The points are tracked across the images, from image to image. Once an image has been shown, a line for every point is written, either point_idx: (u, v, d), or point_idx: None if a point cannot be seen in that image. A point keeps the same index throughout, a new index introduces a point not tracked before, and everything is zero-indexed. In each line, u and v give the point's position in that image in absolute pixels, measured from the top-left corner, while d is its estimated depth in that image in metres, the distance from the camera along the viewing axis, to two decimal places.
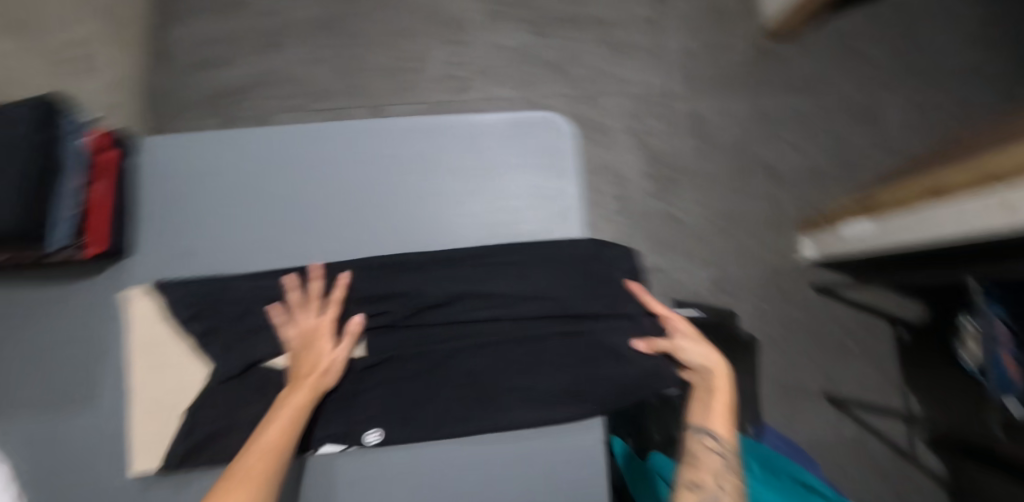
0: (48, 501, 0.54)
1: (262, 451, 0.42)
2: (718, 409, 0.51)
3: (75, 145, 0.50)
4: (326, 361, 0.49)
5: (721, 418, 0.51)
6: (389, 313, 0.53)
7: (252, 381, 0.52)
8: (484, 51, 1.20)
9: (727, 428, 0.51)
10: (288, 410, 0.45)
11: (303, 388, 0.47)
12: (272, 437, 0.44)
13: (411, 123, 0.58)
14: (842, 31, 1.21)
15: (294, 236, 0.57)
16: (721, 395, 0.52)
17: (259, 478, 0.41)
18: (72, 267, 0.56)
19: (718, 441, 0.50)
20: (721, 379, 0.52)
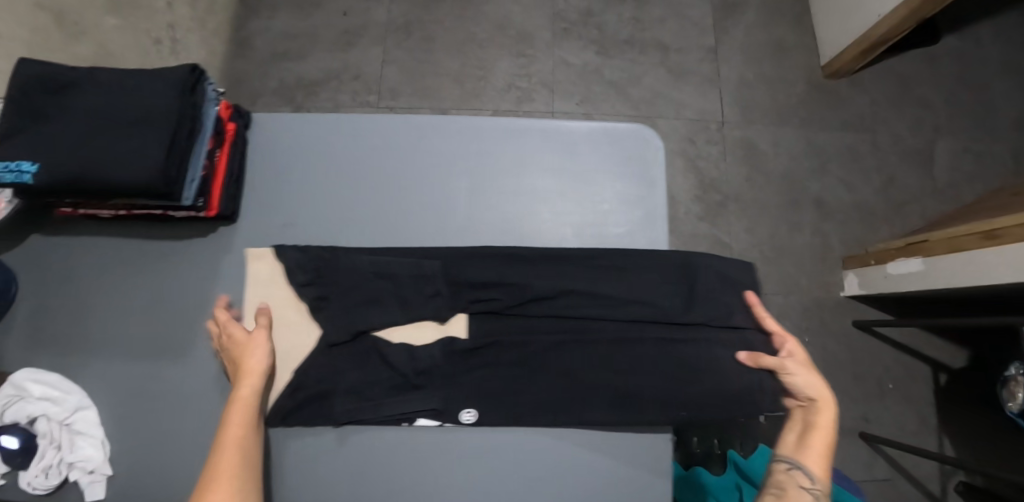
0: (142, 443, 0.57)
1: (230, 446, 0.45)
2: (814, 444, 0.50)
3: (209, 112, 0.54)
4: (257, 347, 0.50)
5: (817, 455, 0.49)
6: (497, 300, 0.55)
7: (359, 350, 0.53)
8: (548, 66, 1.27)
9: (822, 466, 0.49)
10: (240, 400, 0.47)
11: (244, 378, 0.49)
12: (235, 432, 0.46)
13: (512, 123, 0.62)
14: (902, 73, 1.23)
15: (392, 218, 0.59)
16: (819, 430, 0.50)
17: (234, 469, 0.44)
18: (190, 225, 0.60)
19: (808, 476, 0.48)
20: (822, 413, 0.51)
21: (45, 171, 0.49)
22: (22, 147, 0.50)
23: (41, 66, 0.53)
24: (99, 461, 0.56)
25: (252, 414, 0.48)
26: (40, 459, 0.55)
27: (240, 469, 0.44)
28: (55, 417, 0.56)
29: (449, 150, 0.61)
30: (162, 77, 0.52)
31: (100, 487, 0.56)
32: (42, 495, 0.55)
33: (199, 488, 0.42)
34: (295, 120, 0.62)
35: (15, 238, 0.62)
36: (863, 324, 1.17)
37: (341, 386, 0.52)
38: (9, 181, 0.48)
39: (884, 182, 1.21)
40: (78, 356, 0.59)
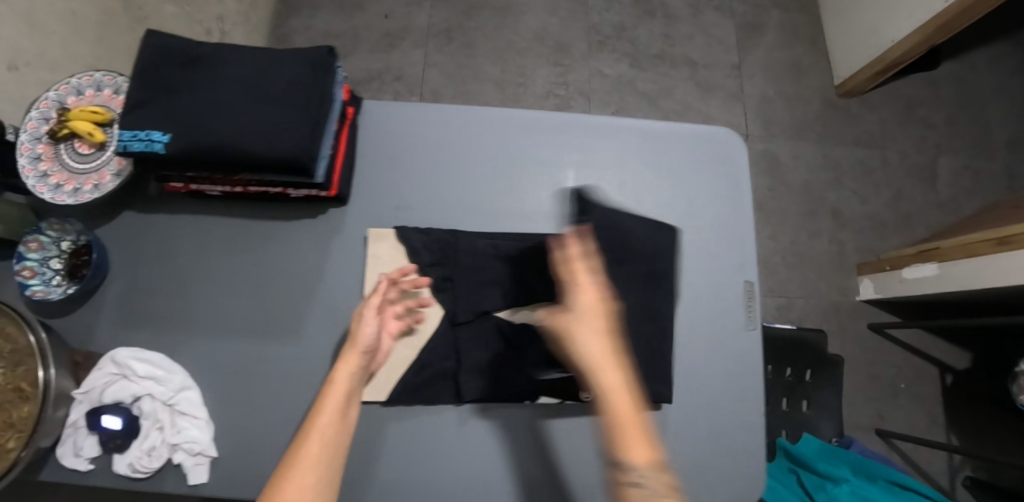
0: (249, 424, 0.57)
1: (324, 430, 0.42)
2: (603, 413, 0.39)
3: (338, 94, 0.55)
4: (369, 328, 0.50)
5: (614, 426, 0.38)
6: (613, 286, 0.58)
7: (483, 328, 0.57)
8: (584, 76, 1.32)
9: (625, 436, 0.38)
10: (339, 384, 0.46)
11: (346, 361, 0.48)
12: (331, 416, 0.43)
13: (616, 122, 0.66)
14: (906, 95, 1.35)
15: (504, 204, 0.62)
16: (606, 389, 0.40)
17: (323, 452, 0.40)
18: (300, 206, 0.60)
19: (623, 462, 0.37)
20: (597, 365, 0.41)
21: (181, 140, 0.49)
22: (155, 117, 0.49)
23: (169, 38, 0.53)
24: (205, 444, 0.54)
25: (349, 402, 0.45)
26: (145, 439, 0.53)
27: (330, 456, 0.40)
28: (159, 397, 0.54)
29: (555, 143, 0.64)
30: (298, 57, 0.53)
31: (204, 470, 0.55)
32: (140, 479, 0.54)
33: (281, 467, 0.38)
34: (405, 107, 0.63)
35: (104, 214, 0.61)
36: (877, 326, 1.25)
37: (468, 363, 0.55)
38: (139, 150, 0.48)
39: (894, 195, 1.31)
40: (178, 336, 0.58)
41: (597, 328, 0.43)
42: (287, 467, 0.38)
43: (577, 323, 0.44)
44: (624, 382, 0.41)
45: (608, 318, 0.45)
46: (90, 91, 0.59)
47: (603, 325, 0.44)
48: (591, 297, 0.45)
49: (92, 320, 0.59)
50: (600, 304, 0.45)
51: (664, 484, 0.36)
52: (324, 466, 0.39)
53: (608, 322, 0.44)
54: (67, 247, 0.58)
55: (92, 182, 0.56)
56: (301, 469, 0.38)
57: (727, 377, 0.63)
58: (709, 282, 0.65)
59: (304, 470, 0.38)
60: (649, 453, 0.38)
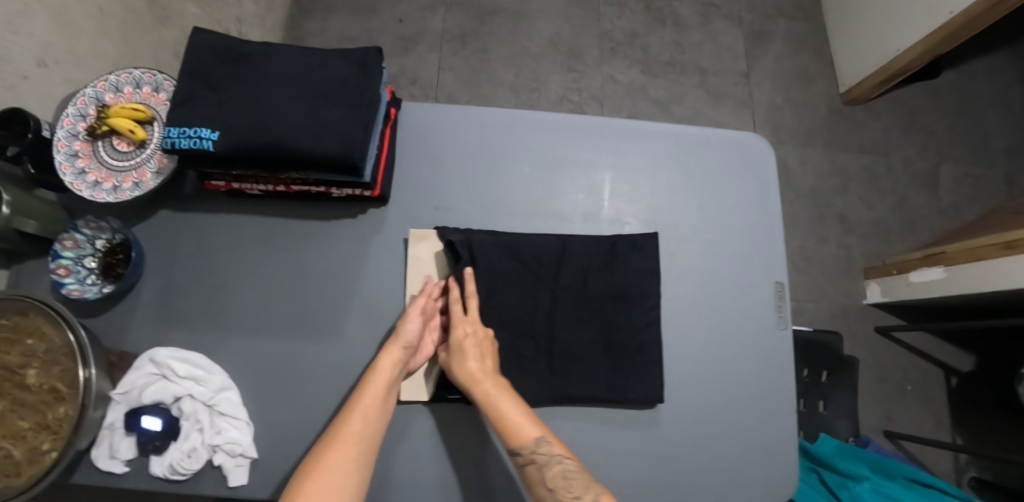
0: (288, 426, 0.56)
1: (362, 413, 0.49)
2: (496, 420, 0.50)
3: (383, 94, 0.56)
4: (412, 323, 0.53)
5: (507, 426, 0.50)
6: (647, 289, 0.60)
7: (525, 329, 0.58)
8: (598, 82, 1.33)
9: (518, 429, 0.50)
10: (381, 371, 0.51)
11: (389, 350, 0.52)
12: (370, 400, 0.49)
13: (649, 125, 0.67)
14: (909, 104, 1.38)
15: (541, 206, 0.63)
16: (495, 401, 0.51)
17: (359, 435, 0.47)
18: (339, 206, 0.60)
19: (518, 451, 0.49)
20: (484, 386, 0.51)
21: (230, 137, 0.49)
22: (204, 114, 0.49)
23: (217, 37, 0.53)
24: (246, 445, 0.54)
25: (389, 386, 0.51)
26: (185, 440, 0.52)
27: (363, 438, 0.48)
28: (199, 397, 0.53)
29: (591, 146, 0.65)
30: (346, 60, 0.54)
31: (244, 472, 0.54)
32: (179, 481, 0.53)
33: (321, 445, 0.46)
34: (443, 110, 0.64)
35: (140, 213, 0.60)
36: (884, 329, 1.27)
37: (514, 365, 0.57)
38: (187, 147, 0.48)
39: (898, 201, 1.34)
40: (216, 335, 0.58)
41: (478, 355, 0.54)
42: (331, 441, 0.46)
43: (461, 357, 0.53)
44: (502, 389, 0.52)
45: (486, 341, 0.55)
46: (128, 89, 0.59)
47: (483, 351, 0.54)
48: (473, 331, 0.55)
49: (127, 319, 0.58)
50: (480, 333, 0.55)
51: (554, 455, 0.49)
52: (357, 447, 0.47)
53: (485, 346, 0.55)
54: (102, 246, 0.57)
55: (131, 180, 0.56)
56: (339, 448, 0.46)
57: (760, 377, 0.64)
58: (742, 283, 0.65)
59: (343, 446, 0.46)
60: (538, 434, 0.50)
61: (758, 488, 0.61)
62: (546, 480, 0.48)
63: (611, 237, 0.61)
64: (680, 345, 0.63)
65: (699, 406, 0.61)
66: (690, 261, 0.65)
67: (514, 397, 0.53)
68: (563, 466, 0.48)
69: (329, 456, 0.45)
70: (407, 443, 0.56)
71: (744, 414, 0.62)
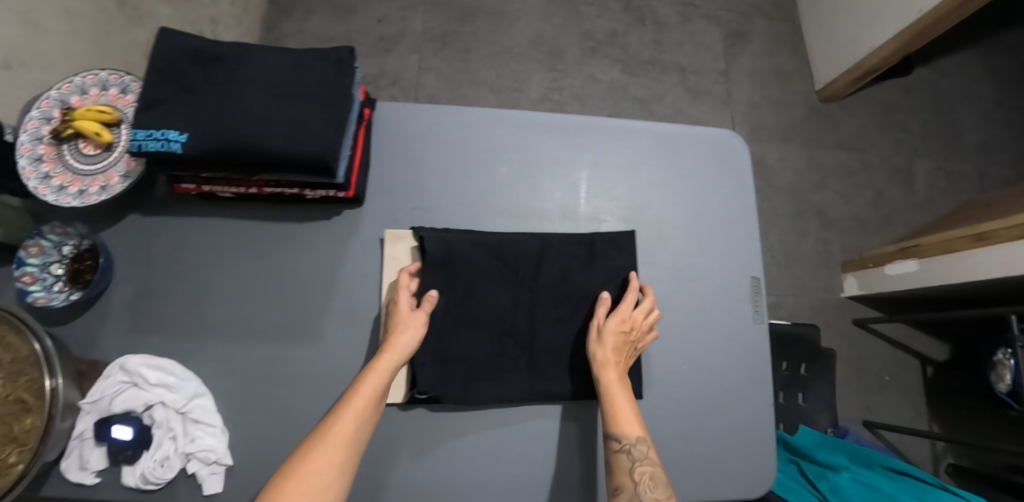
0: (261, 432, 0.55)
1: (352, 414, 0.48)
2: (608, 407, 0.54)
3: (357, 94, 0.56)
4: (409, 325, 0.54)
5: (616, 415, 0.54)
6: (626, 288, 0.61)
7: (502, 330, 0.58)
8: (579, 81, 1.34)
9: (623, 420, 0.53)
10: (377, 373, 0.51)
11: (389, 350, 0.52)
12: (362, 401, 0.49)
13: (627, 123, 0.68)
14: (882, 101, 1.42)
15: (520, 204, 0.62)
16: (612, 390, 0.55)
17: (347, 437, 0.47)
18: (313, 208, 0.60)
19: (619, 438, 0.53)
20: (608, 373, 0.55)
21: (199, 139, 0.48)
22: (173, 117, 0.49)
23: (184, 37, 0.52)
24: (220, 452, 0.53)
25: (383, 387, 0.51)
26: (158, 448, 0.52)
27: (353, 439, 0.47)
28: (172, 405, 0.53)
29: (569, 144, 0.65)
30: (316, 58, 0.53)
31: (219, 480, 0.53)
32: (151, 490, 0.52)
33: (308, 445, 0.46)
34: (419, 109, 0.63)
35: (108, 217, 0.59)
36: (862, 321, 1.29)
37: (491, 365, 0.57)
38: (155, 150, 0.47)
39: (874, 196, 1.37)
40: (188, 340, 0.57)
41: (622, 348, 0.56)
42: (318, 442, 0.46)
43: (612, 342, 0.56)
44: (624, 385, 0.56)
45: (634, 344, 0.58)
46: (94, 90, 0.57)
47: (627, 347, 0.57)
48: (631, 326, 0.57)
49: (96, 327, 0.57)
50: (635, 334, 0.57)
51: (648, 456, 0.52)
52: (343, 449, 0.46)
53: (631, 344, 0.57)
54: (69, 252, 0.56)
55: (98, 184, 0.55)
56: (325, 450, 0.45)
57: (737, 372, 0.64)
58: (721, 279, 0.66)
59: (330, 449, 0.46)
60: (641, 434, 0.53)
61: (738, 481, 0.61)
62: (634, 473, 0.51)
63: (589, 236, 0.61)
64: (659, 342, 0.63)
65: (679, 402, 0.62)
66: (668, 258, 0.65)
67: (630, 395, 0.56)
68: (653, 469, 0.51)
69: (311, 460, 0.44)
70: (384, 443, 0.56)
71: (724, 409, 0.63)
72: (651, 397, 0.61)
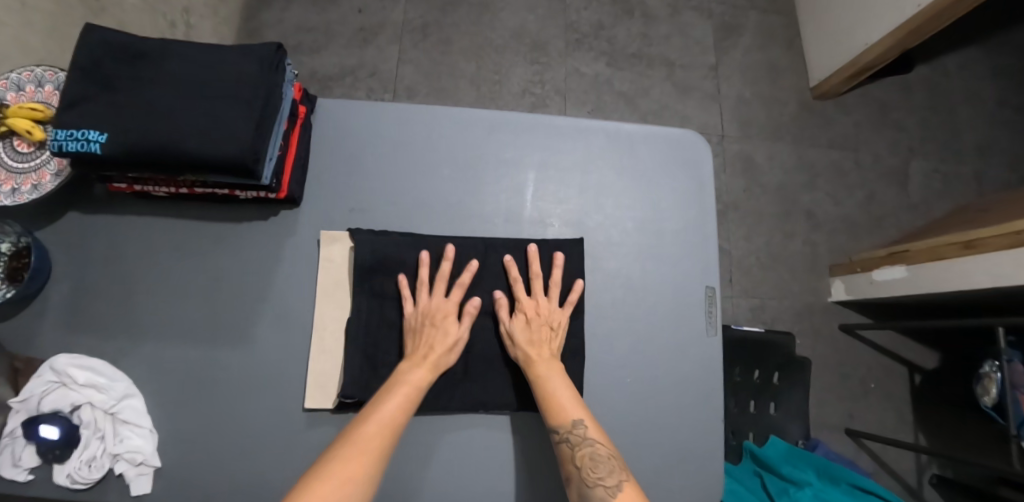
0: (190, 434, 0.54)
1: (381, 422, 0.47)
2: (542, 399, 0.53)
3: (287, 92, 0.55)
4: (451, 341, 0.54)
5: (549, 404, 0.52)
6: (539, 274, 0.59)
7: None
8: (562, 75, 1.31)
9: (555, 408, 0.52)
10: (410, 383, 0.51)
11: (423, 365, 0.52)
12: (393, 413, 0.48)
13: (578, 122, 0.66)
14: (878, 99, 1.37)
15: (462, 207, 0.61)
16: (541, 381, 0.53)
17: (377, 448, 0.46)
18: (249, 208, 0.59)
19: (556, 429, 0.51)
20: (536, 368, 0.54)
21: (118, 138, 0.46)
22: (92, 115, 0.47)
23: (111, 33, 0.51)
24: (148, 453, 0.53)
25: (414, 402, 0.50)
26: (85, 449, 0.52)
27: (381, 450, 0.46)
28: (100, 405, 0.53)
29: (516, 144, 0.63)
30: (243, 54, 0.52)
31: (147, 481, 0.53)
32: (80, 490, 0.52)
33: (342, 447, 0.45)
34: (361, 108, 0.62)
35: (47, 215, 0.59)
36: (848, 327, 1.25)
37: None
38: (74, 150, 0.46)
39: (866, 197, 1.33)
40: (122, 341, 0.56)
41: (536, 339, 0.55)
42: (352, 443, 0.45)
43: (522, 337, 0.55)
44: (554, 372, 0.54)
45: (553, 326, 0.57)
46: (30, 87, 0.56)
47: (543, 333, 0.56)
48: (536, 313, 0.56)
49: (32, 324, 0.56)
50: (543, 318, 0.56)
51: (589, 437, 0.50)
52: (372, 460, 0.45)
53: (546, 329, 0.56)
54: (6, 249, 0.55)
55: (30, 182, 0.54)
56: (359, 452, 0.45)
57: (686, 383, 0.62)
58: (671, 286, 0.63)
59: (362, 454, 0.45)
60: (578, 416, 0.51)
61: (679, 498, 0.59)
62: (575, 459, 0.50)
63: (529, 242, 0.60)
64: (602, 351, 0.61)
65: (618, 414, 0.60)
66: (617, 264, 0.63)
67: (565, 378, 0.54)
68: (593, 449, 0.50)
69: (349, 461, 0.44)
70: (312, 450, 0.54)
71: (667, 422, 0.61)
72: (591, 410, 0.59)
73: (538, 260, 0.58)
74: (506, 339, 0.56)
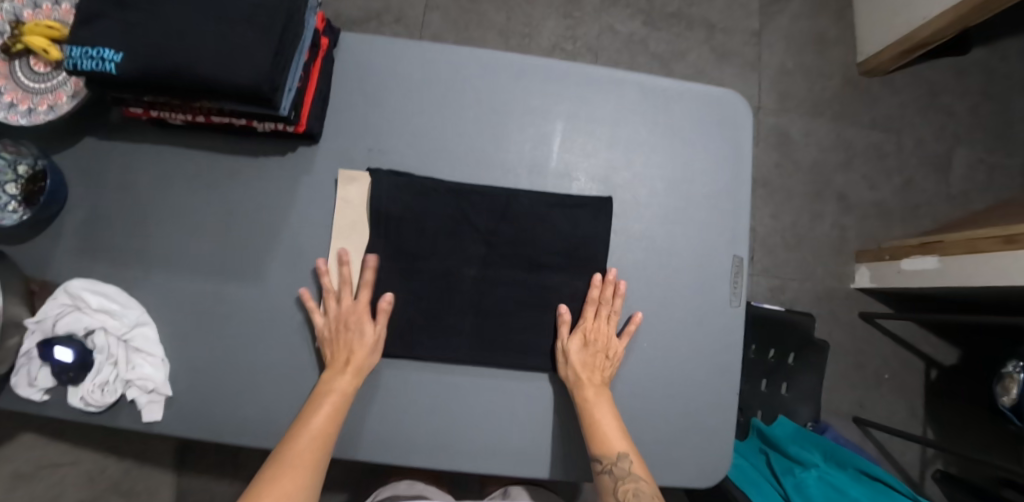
0: (202, 368, 0.54)
1: (311, 437, 0.48)
2: (587, 424, 0.52)
3: (309, 21, 0.51)
4: (370, 343, 0.52)
5: (598, 434, 0.51)
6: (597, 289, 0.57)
7: (438, 280, 0.54)
8: (594, 32, 1.24)
9: (605, 438, 0.51)
10: (335, 390, 0.50)
11: (348, 369, 0.51)
12: (324, 420, 0.49)
13: (611, 72, 0.61)
14: (929, 80, 1.28)
15: (484, 155, 0.58)
16: (594, 409, 0.52)
17: (311, 463, 0.47)
18: (267, 143, 0.57)
19: (600, 458, 0.51)
20: (584, 391, 0.53)
21: (129, 56, 0.44)
22: (104, 31, 0.44)
23: None
24: (159, 382, 0.53)
25: (342, 405, 0.50)
26: (98, 373, 0.52)
27: (319, 460, 0.48)
28: (113, 331, 0.53)
29: (545, 92, 0.60)
30: None
31: (158, 408, 0.53)
32: (94, 412, 0.53)
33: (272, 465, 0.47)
34: (385, 43, 0.59)
35: (63, 138, 0.57)
36: (869, 315, 1.21)
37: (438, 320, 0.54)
38: (90, 68, 0.43)
39: (903, 183, 1.26)
40: (135, 269, 0.56)
41: (592, 364, 0.54)
42: (281, 458, 0.47)
43: (577, 359, 0.54)
44: (606, 402, 0.53)
45: (609, 354, 0.55)
46: (47, 4, 0.52)
47: (598, 360, 0.55)
48: (596, 338, 0.55)
49: (48, 247, 0.56)
50: (601, 345, 0.55)
51: (632, 473, 0.51)
52: (309, 472, 0.47)
53: (602, 356, 0.55)
54: (24, 172, 0.54)
55: (46, 103, 0.52)
56: (290, 467, 0.46)
57: (704, 353, 0.60)
58: (694, 253, 0.61)
59: (296, 468, 0.47)
60: (623, 449, 0.51)
61: (682, 467, 0.58)
62: (618, 492, 0.50)
63: (551, 197, 0.57)
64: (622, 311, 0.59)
65: (631, 380, 0.58)
66: (643, 225, 0.60)
67: (612, 407, 0.54)
68: (637, 485, 0.50)
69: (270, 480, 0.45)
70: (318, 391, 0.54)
71: (679, 391, 0.59)
72: None
73: (612, 286, 0.56)
74: (560, 360, 0.55)
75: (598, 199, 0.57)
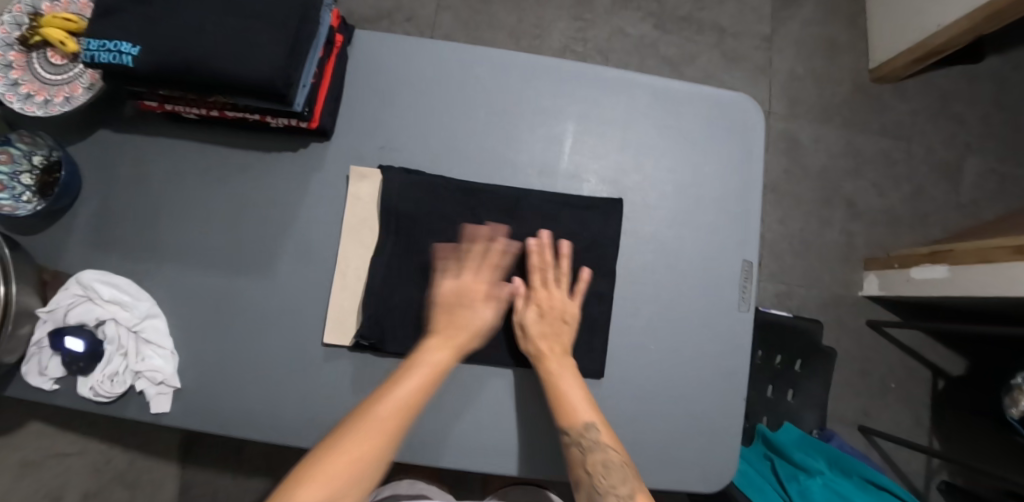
0: (210, 361, 0.55)
1: (399, 404, 0.47)
2: (553, 396, 0.51)
3: (324, 18, 0.51)
4: (481, 323, 0.54)
5: (563, 404, 0.51)
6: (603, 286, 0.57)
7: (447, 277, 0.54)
8: (604, 34, 1.24)
9: (570, 409, 0.50)
10: (429, 362, 0.50)
11: (450, 344, 0.51)
12: (413, 391, 0.48)
13: (624, 74, 0.61)
14: (941, 88, 1.27)
15: (495, 155, 0.58)
16: (557, 380, 0.51)
17: (389, 431, 0.46)
18: (280, 139, 0.57)
19: (567, 430, 0.50)
20: (548, 364, 0.52)
21: (146, 50, 0.44)
22: (121, 25, 0.45)
23: None
24: (168, 374, 0.53)
25: (433, 379, 0.50)
26: (108, 364, 0.52)
27: (394, 433, 0.46)
28: (124, 322, 0.53)
29: (557, 93, 0.60)
30: None
31: (166, 400, 0.53)
32: (104, 403, 0.53)
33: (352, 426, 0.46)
34: (398, 41, 0.59)
35: (78, 130, 0.57)
36: (876, 323, 1.20)
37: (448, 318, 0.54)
38: (107, 61, 0.44)
39: (913, 191, 1.25)
40: (145, 261, 0.56)
41: (548, 333, 0.54)
42: (363, 422, 0.46)
43: (535, 329, 0.53)
44: (568, 370, 0.53)
45: (565, 319, 0.55)
46: None
47: (555, 327, 0.54)
48: (549, 307, 0.54)
49: (61, 237, 0.56)
50: (555, 311, 0.54)
51: (599, 441, 0.50)
52: (384, 441, 0.46)
53: (559, 322, 0.54)
54: (39, 162, 0.54)
55: (62, 94, 0.52)
56: (369, 430, 0.45)
57: (712, 357, 0.60)
58: (704, 257, 0.60)
59: (375, 433, 0.45)
60: (589, 419, 0.50)
61: (688, 472, 0.58)
62: (586, 463, 0.50)
63: (562, 197, 0.57)
64: (631, 314, 0.59)
65: (639, 384, 0.58)
66: (653, 228, 0.60)
67: (578, 377, 0.53)
68: (606, 456, 0.50)
69: (348, 440, 0.44)
70: (325, 387, 0.54)
71: (686, 395, 0.59)
72: (609, 375, 0.58)
73: (567, 257, 0.55)
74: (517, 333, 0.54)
75: (609, 199, 0.57)
